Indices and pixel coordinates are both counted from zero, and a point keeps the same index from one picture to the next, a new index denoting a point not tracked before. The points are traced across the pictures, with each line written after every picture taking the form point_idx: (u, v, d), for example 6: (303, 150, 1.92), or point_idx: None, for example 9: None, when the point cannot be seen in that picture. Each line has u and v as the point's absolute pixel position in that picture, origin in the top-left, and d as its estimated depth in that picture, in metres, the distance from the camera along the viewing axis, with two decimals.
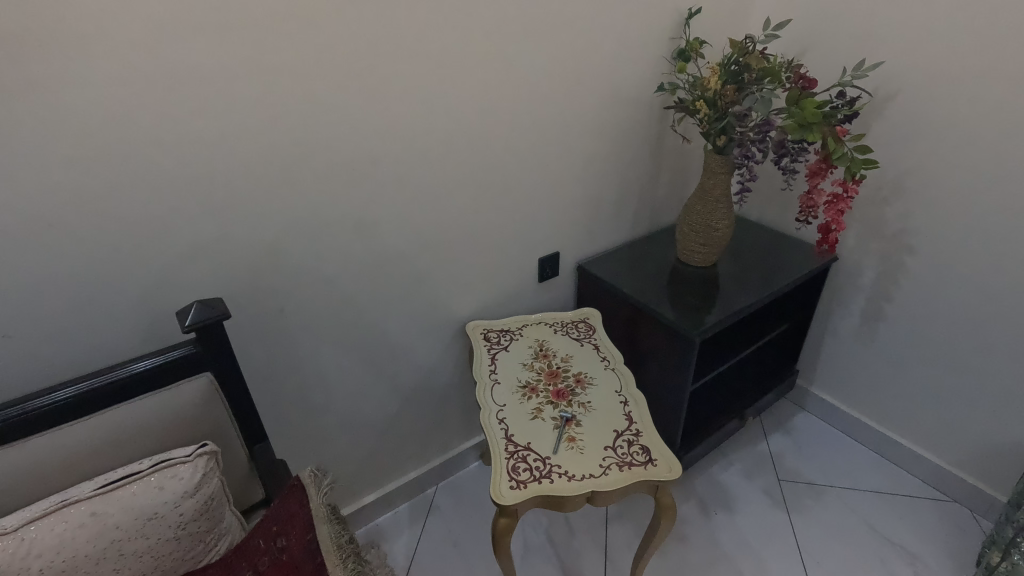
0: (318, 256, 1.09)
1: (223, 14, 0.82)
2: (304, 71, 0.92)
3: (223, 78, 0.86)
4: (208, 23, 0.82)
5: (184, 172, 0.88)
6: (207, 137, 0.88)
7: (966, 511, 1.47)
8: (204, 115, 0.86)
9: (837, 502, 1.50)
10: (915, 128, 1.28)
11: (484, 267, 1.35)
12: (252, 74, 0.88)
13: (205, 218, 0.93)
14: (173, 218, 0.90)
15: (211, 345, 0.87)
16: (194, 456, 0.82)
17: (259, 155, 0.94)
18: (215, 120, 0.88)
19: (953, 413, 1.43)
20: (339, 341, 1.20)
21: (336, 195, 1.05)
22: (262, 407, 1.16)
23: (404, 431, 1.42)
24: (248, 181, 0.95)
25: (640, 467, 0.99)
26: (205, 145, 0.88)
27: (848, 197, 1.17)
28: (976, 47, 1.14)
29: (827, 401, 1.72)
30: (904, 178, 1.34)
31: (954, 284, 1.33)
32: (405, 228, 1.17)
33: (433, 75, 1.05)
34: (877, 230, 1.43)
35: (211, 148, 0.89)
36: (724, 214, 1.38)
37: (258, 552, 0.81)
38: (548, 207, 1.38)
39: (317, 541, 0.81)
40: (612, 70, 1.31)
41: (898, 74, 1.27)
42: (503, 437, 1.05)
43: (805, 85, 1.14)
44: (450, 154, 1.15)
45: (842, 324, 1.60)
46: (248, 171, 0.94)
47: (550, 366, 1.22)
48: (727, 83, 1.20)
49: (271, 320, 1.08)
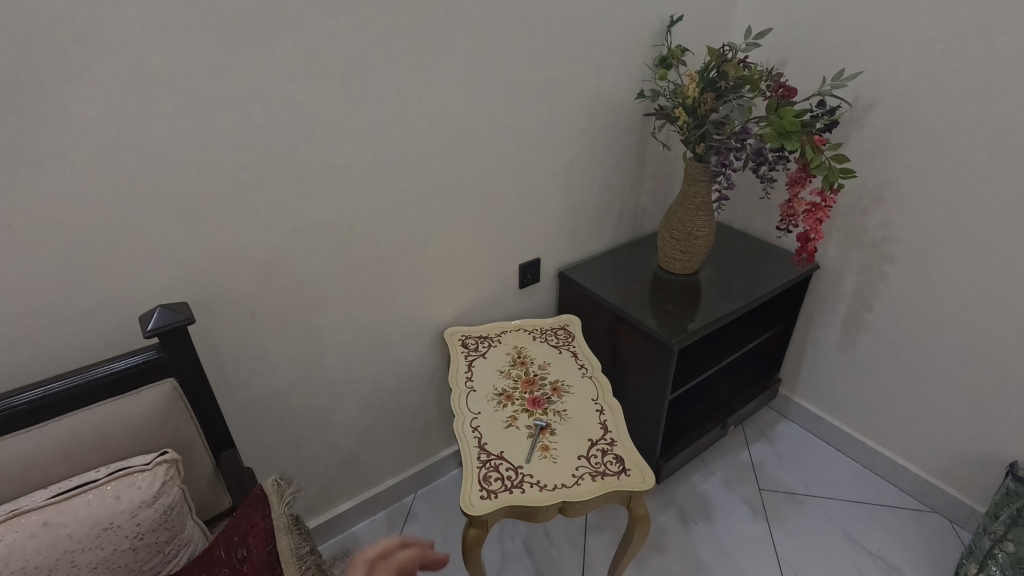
0: (292, 260, 1.07)
1: (192, 14, 0.81)
2: (276, 73, 0.91)
3: (190, 79, 0.84)
4: (177, 24, 0.80)
5: (151, 173, 0.87)
6: (172, 140, 0.86)
7: (945, 522, 1.46)
8: (170, 118, 0.85)
9: (817, 512, 1.49)
10: (894, 138, 1.28)
11: (463, 273, 1.33)
12: (223, 76, 0.86)
13: (172, 220, 0.91)
14: (139, 223, 0.89)
15: (174, 351, 0.85)
16: (153, 464, 0.80)
17: (228, 159, 0.92)
18: (182, 121, 0.86)
19: (934, 423, 1.43)
20: (313, 348, 1.18)
21: (310, 198, 1.04)
22: (232, 415, 1.14)
23: (380, 437, 1.41)
24: (217, 184, 0.93)
25: (614, 477, 0.98)
26: (173, 147, 0.87)
27: (826, 206, 1.17)
28: (954, 58, 1.15)
29: (808, 410, 1.71)
30: (884, 187, 1.34)
31: (934, 293, 1.33)
32: (382, 233, 1.16)
33: (409, 78, 1.04)
34: (857, 238, 1.43)
35: (176, 152, 0.87)
36: (705, 221, 1.38)
37: (219, 563, 0.78)
38: (529, 213, 1.37)
39: (276, 553, 0.79)
40: (594, 76, 1.30)
41: (877, 83, 1.27)
42: (476, 445, 1.03)
43: (785, 95, 1.15)
44: (428, 159, 1.14)
45: (823, 332, 1.60)
46: (217, 174, 0.92)
47: (527, 373, 1.21)
48: (705, 91, 1.19)
49: (242, 325, 1.06)
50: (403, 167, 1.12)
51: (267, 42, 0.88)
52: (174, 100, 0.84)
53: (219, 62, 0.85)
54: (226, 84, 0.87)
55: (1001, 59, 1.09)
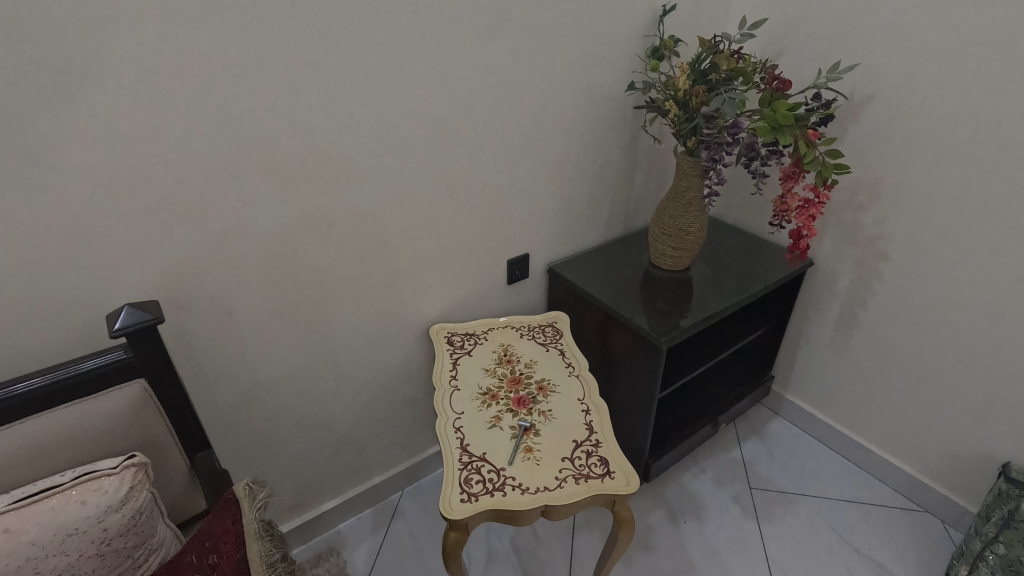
0: (270, 257, 1.04)
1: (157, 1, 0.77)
2: (250, 63, 0.87)
3: (160, 70, 0.81)
4: (141, 12, 0.77)
5: (117, 167, 0.83)
6: (143, 133, 0.83)
7: (937, 522, 1.45)
8: (140, 110, 0.82)
9: (807, 511, 1.48)
10: (890, 133, 1.25)
11: (449, 269, 1.31)
12: (191, 66, 0.83)
13: (142, 215, 0.88)
14: (110, 219, 0.86)
15: (143, 350, 0.83)
16: (121, 467, 0.78)
17: (201, 152, 0.89)
18: (149, 112, 0.82)
19: (927, 422, 1.41)
20: (294, 345, 1.16)
21: (288, 193, 1.01)
22: (211, 413, 1.12)
23: (365, 435, 1.39)
24: (190, 179, 0.90)
25: (597, 480, 0.96)
26: (143, 141, 0.84)
27: (819, 203, 1.14)
28: (953, 50, 1.11)
29: (801, 408, 1.70)
30: (879, 183, 1.31)
31: (928, 292, 1.31)
32: (364, 228, 1.13)
33: (390, 70, 1.01)
34: (852, 235, 1.40)
35: (147, 145, 0.84)
36: (696, 217, 1.35)
37: (189, 570, 0.75)
38: (517, 208, 1.35)
39: (246, 561, 0.78)
40: (584, 68, 1.27)
41: (874, 76, 1.24)
42: (458, 446, 1.01)
43: (779, 86, 1.11)
44: (412, 153, 1.11)
45: (816, 329, 1.58)
46: (190, 169, 0.89)
47: (513, 372, 1.19)
48: (696, 83, 1.16)
49: (219, 324, 1.04)
50: (386, 161, 1.09)
51: (240, 32, 0.85)
52: (143, 92, 0.81)
53: (190, 52, 0.82)
54: (198, 75, 0.84)
55: (1000, 51, 1.06)
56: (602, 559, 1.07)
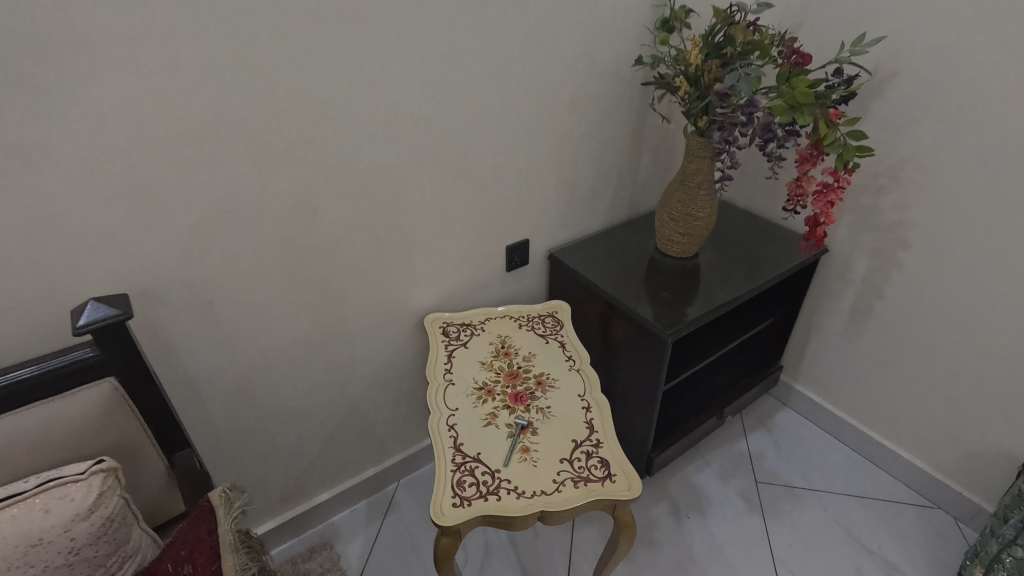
0: (252, 245, 0.98)
1: None
2: (221, 36, 0.80)
3: (123, 42, 0.74)
4: None
5: (79, 150, 0.76)
6: (106, 112, 0.76)
7: (950, 518, 1.40)
8: (100, 85, 0.74)
9: (815, 506, 1.43)
10: (916, 112, 1.17)
11: (445, 257, 1.25)
12: (156, 38, 0.75)
13: (110, 202, 0.82)
14: (75, 206, 0.79)
15: (112, 347, 0.77)
16: (88, 473, 0.73)
17: (171, 133, 0.82)
18: (111, 90, 0.75)
19: (943, 417, 1.35)
20: (280, 337, 1.10)
21: (269, 177, 0.94)
22: (194, 409, 1.07)
23: (358, 427, 1.34)
24: (161, 162, 0.83)
25: (597, 483, 0.91)
26: (109, 121, 0.77)
27: (839, 187, 1.06)
28: (990, 20, 1.02)
29: (810, 399, 1.64)
30: (902, 166, 1.23)
31: (950, 282, 1.24)
32: (353, 214, 1.06)
33: (378, 43, 0.93)
34: (870, 220, 1.33)
35: (111, 125, 0.77)
36: (706, 201, 1.28)
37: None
38: (516, 192, 1.28)
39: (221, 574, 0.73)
40: (587, 41, 1.18)
41: (901, 50, 1.15)
42: (451, 446, 0.96)
43: (798, 61, 1.02)
44: (404, 133, 1.04)
45: (829, 319, 1.51)
46: (160, 152, 0.82)
47: (510, 366, 1.13)
48: (709, 57, 1.07)
49: (198, 316, 0.98)
50: (375, 142, 1.02)
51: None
52: (104, 66, 0.74)
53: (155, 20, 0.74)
54: (164, 48, 0.76)
55: None
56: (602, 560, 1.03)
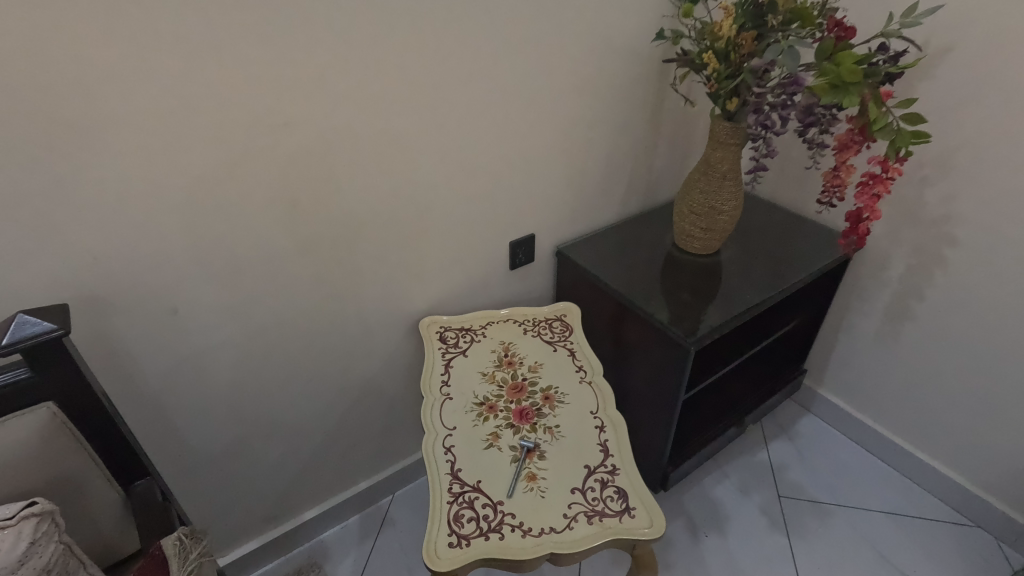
0: (220, 245, 0.86)
1: None
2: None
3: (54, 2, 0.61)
4: None
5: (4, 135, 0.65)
6: (38, 87, 0.64)
7: (990, 538, 1.30)
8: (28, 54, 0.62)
9: (843, 524, 1.33)
10: (972, 93, 1.04)
11: (442, 254, 1.13)
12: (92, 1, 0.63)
13: (48, 197, 0.70)
14: (6, 200, 0.68)
15: (50, 367, 0.66)
16: (19, 518, 0.62)
17: (118, 115, 0.70)
18: (40, 62, 0.63)
19: (986, 430, 1.24)
20: (258, 345, 0.99)
21: (239, 166, 0.81)
22: (161, 426, 0.96)
23: (349, 439, 1.24)
24: (108, 149, 0.71)
25: (614, 519, 0.80)
26: (41, 101, 0.65)
27: (888, 178, 0.93)
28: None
29: (836, 405, 1.53)
30: (952, 154, 1.10)
31: (1002, 284, 1.12)
32: (337, 209, 0.94)
33: (364, 11, 0.80)
34: (912, 215, 1.20)
35: (44, 103, 0.65)
36: (731, 193, 1.15)
37: None
38: (521, 182, 1.15)
39: None
40: (602, 12, 1.05)
41: (957, 23, 1.02)
42: (447, 473, 0.85)
43: (842, 35, 0.88)
44: (395, 116, 0.91)
45: (860, 321, 1.39)
46: (106, 136, 0.70)
47: (514, 377, 1.02)
48: (743, 29, 0.93)
49: (162, 323, 0.87)
50: (362, 127, 0.89)
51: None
52: (31, 31, 0.62)
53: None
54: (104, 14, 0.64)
55: None
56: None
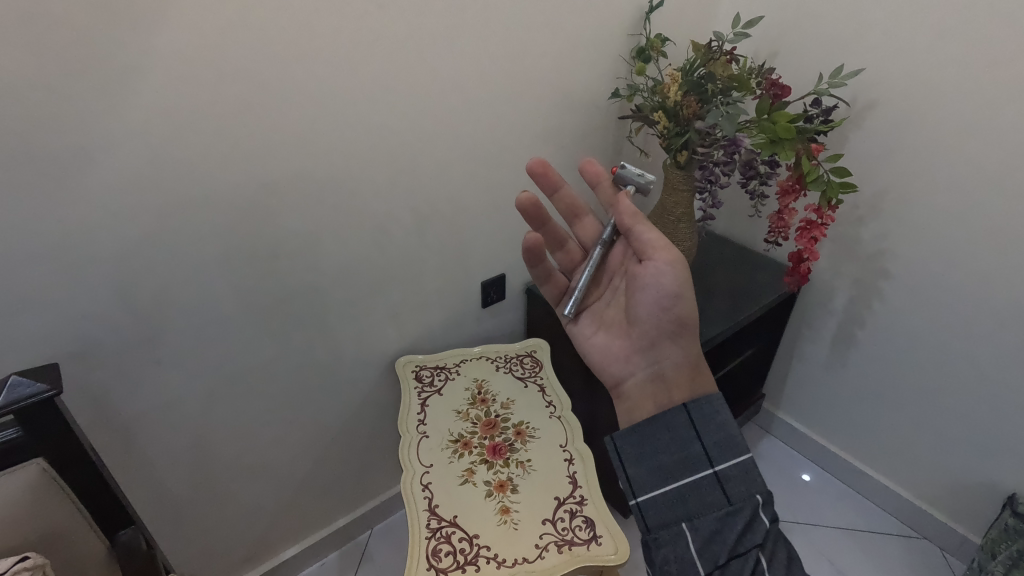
0: (206, 303, 0.90)
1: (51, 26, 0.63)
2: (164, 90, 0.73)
3: (53, 75, 0.65)
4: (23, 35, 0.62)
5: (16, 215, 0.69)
6: (36, 151, 0.67)
7: (935, 548, 1.39)
8: (17, 117, 0.65)
9: (803, 541, 1.41)
10: (894, 140, 1.16)
11: (418, 298, 1.19)
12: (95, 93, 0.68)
13: (50, 270, 0.74)
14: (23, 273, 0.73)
15: (35, 429, 0.69)
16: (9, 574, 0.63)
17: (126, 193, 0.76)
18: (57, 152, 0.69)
19: (924, 447, 1.34)
20: (239, 392, 1.03)
21: (222, 227, 0.86)
22: (138, 479, 0.99)
23: (329, 476, 1.28)
24: (110, 223, 0.76)
25: (582, 547, 0.86)
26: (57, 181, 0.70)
27: (823, 224, 1.02)
28: (981, 49, 0.99)
29: (793, 427, 1.62)
30: (881, 197, 1.22)
31: (927, 315, 1.23)
32: (316, 260, 0.99)
33: (343, 68, 0.85)
34: (851, 249, 1.31)
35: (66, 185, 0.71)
36: (686, 234, 1.17)
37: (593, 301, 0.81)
38: (492, 228, 1.22)
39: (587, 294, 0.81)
40: (565, 70, 1.14)
41: (877, 83, 1.14)
42: (426, 508, 0.91)
43: (777, 94, 0.99)
44: (370, 172, 0.97)
45: (811, 348, 1.49)
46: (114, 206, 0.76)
47: (487, 414, 1.08)
48: (689, 93, 1.02)
49: (150, 378, 0.91)
50: (341, 180, 0.94)
51: (155, 23, 0.69)
52: (10, 87, 0.63)
53: (74, 42, 0.65)
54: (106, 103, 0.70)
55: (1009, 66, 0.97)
56: (679, 479, 0.60)
